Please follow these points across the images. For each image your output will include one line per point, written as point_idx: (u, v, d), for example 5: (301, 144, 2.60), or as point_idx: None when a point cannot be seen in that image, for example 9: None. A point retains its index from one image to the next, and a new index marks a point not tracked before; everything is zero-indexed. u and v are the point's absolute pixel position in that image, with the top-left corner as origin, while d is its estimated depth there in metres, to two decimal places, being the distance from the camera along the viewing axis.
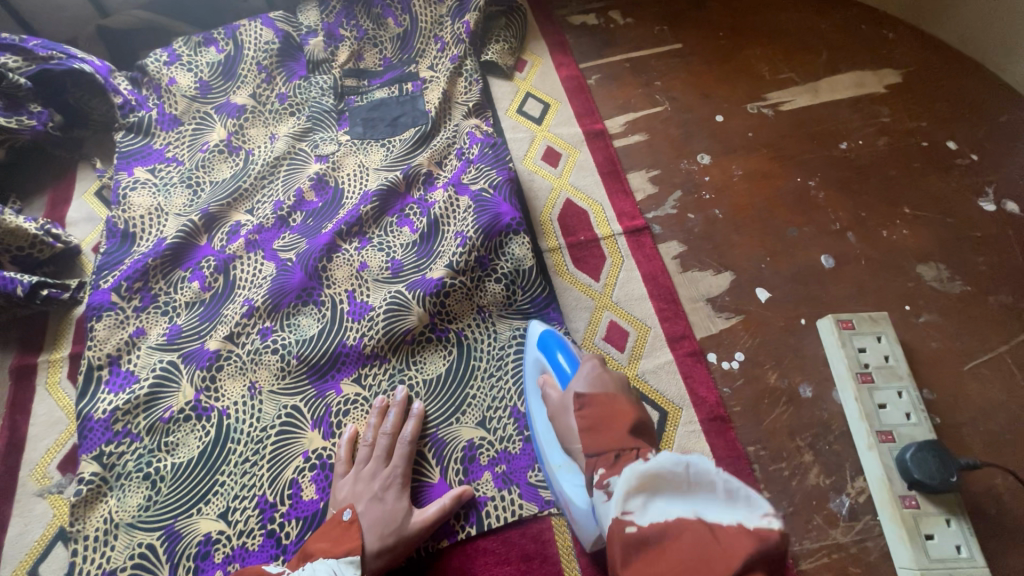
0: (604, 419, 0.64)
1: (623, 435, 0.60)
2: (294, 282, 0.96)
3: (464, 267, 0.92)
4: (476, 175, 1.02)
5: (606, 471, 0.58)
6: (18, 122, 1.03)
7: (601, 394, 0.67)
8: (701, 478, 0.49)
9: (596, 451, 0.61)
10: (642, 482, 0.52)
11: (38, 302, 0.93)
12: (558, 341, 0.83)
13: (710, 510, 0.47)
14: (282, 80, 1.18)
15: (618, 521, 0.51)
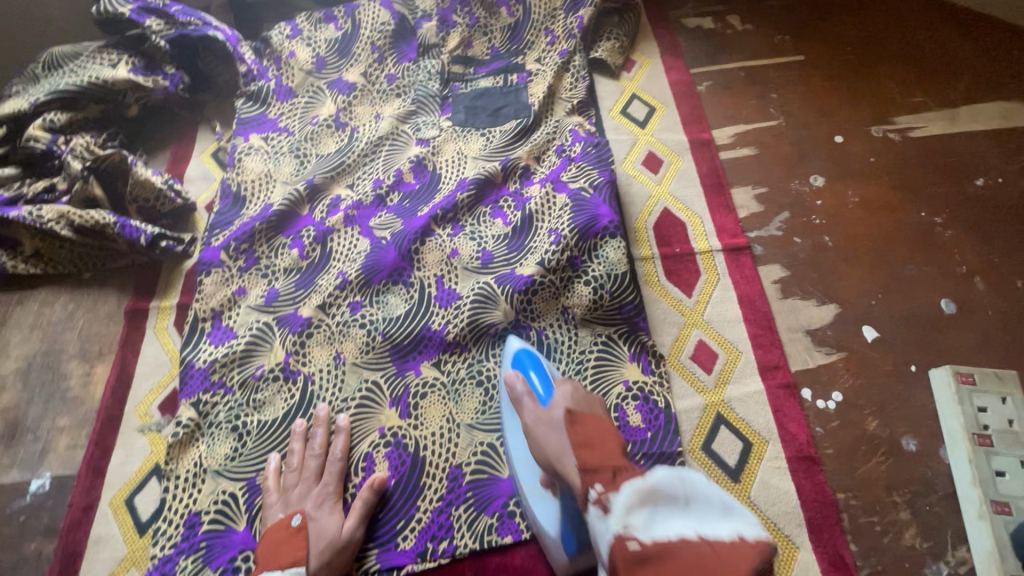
0: (596, 439, 0.66)
1: (618, 458, 0.63)
2: (387, 260, 0.99)
3: (555, 265, 0.91)
4: (577, 174, 1.00)
5: (603, 487, 0.59)
6: (153, 82, 1.11)
7: (591, 416, 0.69)
8: (698, 495, 0.55)
9: (590, 468, 0.62)
10: (641, 498, 0.56)
11: (156, 252, 1.00)
12: (529, 359, 0.84)
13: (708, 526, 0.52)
14: (392, 62, 1.21)
15: (618, 536, 0.53)
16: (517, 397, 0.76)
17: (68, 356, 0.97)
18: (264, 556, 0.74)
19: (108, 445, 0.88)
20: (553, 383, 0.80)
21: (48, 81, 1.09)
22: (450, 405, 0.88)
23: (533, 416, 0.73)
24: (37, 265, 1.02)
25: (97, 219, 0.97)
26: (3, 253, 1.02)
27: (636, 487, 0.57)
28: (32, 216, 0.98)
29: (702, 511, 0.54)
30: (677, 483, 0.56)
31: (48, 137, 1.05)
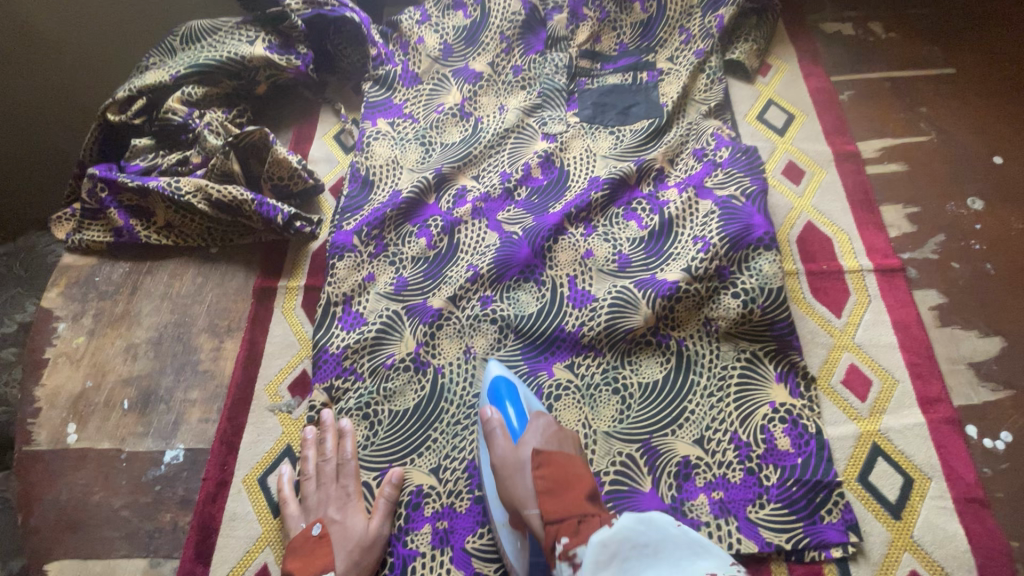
0: (566, 481, 0.70)
1: (580, 503, 0.67)
2: (520, 256, 0.97)
3: (702, 274, 0.88)
4: (725, 180, 0.96)
5: (568, 540, 0.65)
6: (287, 61, 1.11)
7: (557, 457, 0.72)
8: (663, 541, 0.63)
9: (555, 518, 0.66)
10: (609, 551, 0.62)
11: (289, 232, 1.00)
12: (507, 390, 0.84)
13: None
14: (519, 53, 1.18)
15: None
16: (489, 431, 0.78)
17: (198, 328, 0.97)
18: (297, 568, 0.74)
19: (240, 422, 0.88)
20: (527, 415, 0.82)
21: (186, 54, 1.09)
22: (586, 410, 0.86)
23: (501, 453, 0.76)
24: (168, 237, 1.04)
25: (234, 195, 0.97)
26: (138, 222, 1.04)
27: (604, 539, 0.63)
28: (171, 188, 0.99)
29: (672, 555, 0.62)
30: (646, 529, 0.64)
31: (184, 109, 1.06)
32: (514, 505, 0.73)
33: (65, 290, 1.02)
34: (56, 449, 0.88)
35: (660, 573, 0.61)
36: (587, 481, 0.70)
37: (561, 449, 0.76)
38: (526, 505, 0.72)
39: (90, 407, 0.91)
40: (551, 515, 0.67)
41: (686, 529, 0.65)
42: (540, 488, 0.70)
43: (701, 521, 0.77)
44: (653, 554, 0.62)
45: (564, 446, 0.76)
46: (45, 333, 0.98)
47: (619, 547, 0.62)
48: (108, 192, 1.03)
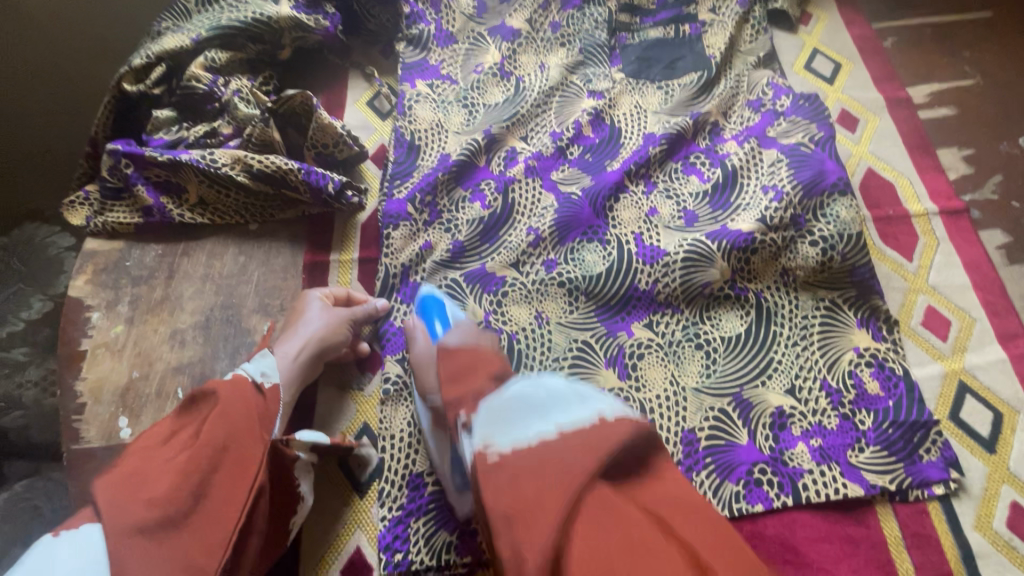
0: (469, 367, 0.69)
1: (483, 383, 0.66)
2: (582, 216, 0.93)
3: (777, 223, 0.86)
4: (789, 129, 0.94)
5: (467, 414, 0.63)
6: (315, 22, 1.04)
7: (466, 349, 0.72)
8: (556, 396, 0.61)
9: (454, 400, 0.65)
10: (501, 414, 0.60)
11: (339, 205, 0.96)
12: (437, 304, 0.82)
13: (567, 420, 0.57)
14: (556, 8, 1.14)
15: (480, 451, 0.56)
16: (411, 335, 0.81)
17: (248, 310, 0.91)
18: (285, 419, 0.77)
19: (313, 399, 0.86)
20: (452, 325, 0.79)
21: (207, 16, 1.01)
22: (670, 367, 0.84)
23: (421, 350, 0.79)
24: (203, 214, 0.97)
25: (279, 165, 0.92)
26: (169, 200, 0.97)
27: (492, 406, 0.62)
28: (207, 161, 0.92)
29: (564, 404, 0.60)
30: (536, 391, 0.62)
31: (209, 76, 0.98)
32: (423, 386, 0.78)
33: (93, 277, 0.93)
34: (111, 445, 0.81)
35: (545, 421, 0.58)
36: (493, 366, 0.69)
37: (479, 345, 0.73)
38: (430, 391, 0.77)
39: (141, 399, 0.84)
40: (451, 395, 0.66)
41: (575, 387, 0.63)
42: (444, 373, 0.69)
43: (804, 469, 0.76)
44: (541, 408, 0.59)
45: (482, 342, 0.74)
46: (78, 323, 0.90)
47: (508, 410, 0.60)
48: (136, 168, 0.95)
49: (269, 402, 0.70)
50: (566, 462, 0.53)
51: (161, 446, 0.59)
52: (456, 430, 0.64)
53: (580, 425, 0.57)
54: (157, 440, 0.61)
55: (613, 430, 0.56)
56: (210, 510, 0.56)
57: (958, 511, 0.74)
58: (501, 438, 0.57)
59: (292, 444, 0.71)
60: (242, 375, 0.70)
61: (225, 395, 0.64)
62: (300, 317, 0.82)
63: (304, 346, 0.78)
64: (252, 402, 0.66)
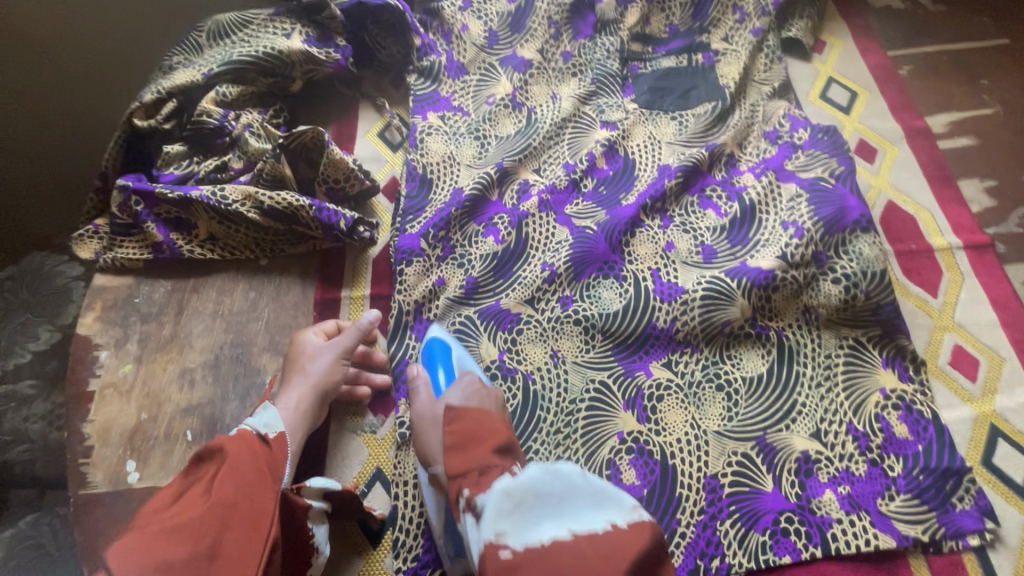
0: (475, 435, 0.68)
1: (487, 456, 0.66)
2: (598, 252, 0.92)
3: (799, 260, 0.84)
4: (809, 162, 0.91)
5: (470, 491, 0.63)
6: (326, 54, 1.04)
7: (472, 411, 0.71)
8: (570, 489, 0.61)
9: (458, 472, 0.65)
10: (515, 503, 0.60)
11: (352, 242, 0.96)
12: (439, 346, 0.83)
13: (580, 522, 0.58)
14: (568, 38, 1.14)
15: (491, 544, 0.58)
16: (414, 388, 0.78)
17: (258, 349, 0.90)
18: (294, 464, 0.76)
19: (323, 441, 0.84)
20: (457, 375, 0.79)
21: (218, 50, 1.01)
22: (691, 409, 0.82)
23: (423, 407, 0.76)
24: (213, 249, 0.96)
25: (289, 201, 0.91)
26: (179, 236, 0.96)
27: (509, 488, 0.61)
28: (215, 197, 0.91)
29: (576, 504, 0.60)
30: (553, 480, 0.62)
31: (220, 111, 0.98)
32: (424, 457, 0.74)
33: (102, 315, 0.92)
34: (117, 491, 0.79)
35: (559, 522, 0.58)
36: (499, 434, 0.69)
37: (483, 407, 0.72)
38: (434, 461, 0.72)
39: (148, 442, 0.83)
40: (454, 468, 0.66)
41: (592, 478, 0.63)
42: (448, 442, 0.68)
43: (832, 519, 0.74)
44: (556, 507, 0.60)
45: (487, 403, 0.73)
46: (85, 363, 0.87)
47: (525, 497, 0.60)
48: (145, 204, 0.95)
49: (276, 455, 0.70)
50: (587, 569, 0.54)
51: (170, 508, 0.59)
52: (455, 502, 0.65)
53: (594, 533, 0.57)
54: (164, 504, 0.61)
55: (630, 538, 0.56)
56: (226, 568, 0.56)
57: (995, 563, 0.72)
58: (515, 536, 0.58)
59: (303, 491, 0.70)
60: (245, 430, 0.70)
61: (234, 451, 0.65)
62: (299, 361, 0.81)
63: (305, 393, 0.78)
64: (260, 452, 0.67)
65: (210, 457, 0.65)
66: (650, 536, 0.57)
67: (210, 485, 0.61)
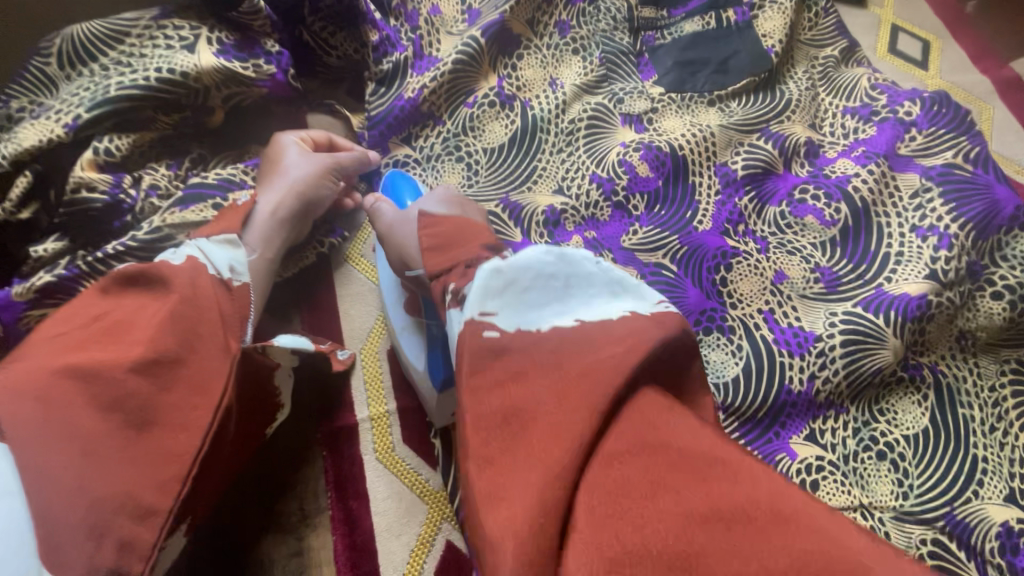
0: (452, 239, 0.55)
1: (477, 251, 0.52)
2: (690, 302, 0.70)
3: (953, 278, 0.66)
4: (929, 143, 0.74)
5: (458, 284, 0.50)
6: (255, 69, 0.71)
7: (454, 219, 0.57)
8: (577, 273, 0.48)
9: (442, 269, 0.53)
10: (506, 282, 0.48)
11: (312, 249, 0.75)
12: (404, 181, 0.73)
13: (591, 313, 0.46)
14: (562, 2, 0.86)
15: (476, 324, 0.45)
16: (375, 209, 0.66)
17: (252, 528, 0.63)
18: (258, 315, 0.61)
19: None
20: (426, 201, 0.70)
21: (81, 83, 0.67)
22: (857, 494, 0.63)
23: (392, 218, 0.64)
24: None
25: (233, 173, 0.71)
26: None
27: (500, 266, 0.48)
28: (143, 232, 0.64)
29: (585, 292, 0.48)
30: (558, 260, 0.49)
31: (108, 176, 0.66)
32: (402, 259, 0.62)
33: None
34: None
35: (562, 307, 0.47)
36: (484, 235, 0.55)
37: (465, 216, 0.59)
38: (414, 261, 0.61)
39: None
40: (437, 266, 0.53)
41: (608, 264, 0.49)
42: (425, 246, 0.55)
43: None
44: (558, 290, 0.48)
45: (466, 211, 0.60)
46: None
47: (519, 276, 0.48)
48: (2, 316, 0.61)
49: (234, 300, 0.55)
50: (597, 376, 0.40)
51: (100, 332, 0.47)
52: (439, 300, 0.52)
53: (607, 322, 0.44)
54: (76, 324, 0.48)
55: (650, 327, 0.43)
56: (160, 443, 0.45)
57: None
58: (506, 317, 0.46)
59: (271, 350, 0.59)
60: (201, 262, 0.55)
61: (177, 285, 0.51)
62: (276, 166, 0.69)
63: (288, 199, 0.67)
64: (212, 324, 0.51)
65: (145, 278, 0.52)
66: (670, 322, 0.43)
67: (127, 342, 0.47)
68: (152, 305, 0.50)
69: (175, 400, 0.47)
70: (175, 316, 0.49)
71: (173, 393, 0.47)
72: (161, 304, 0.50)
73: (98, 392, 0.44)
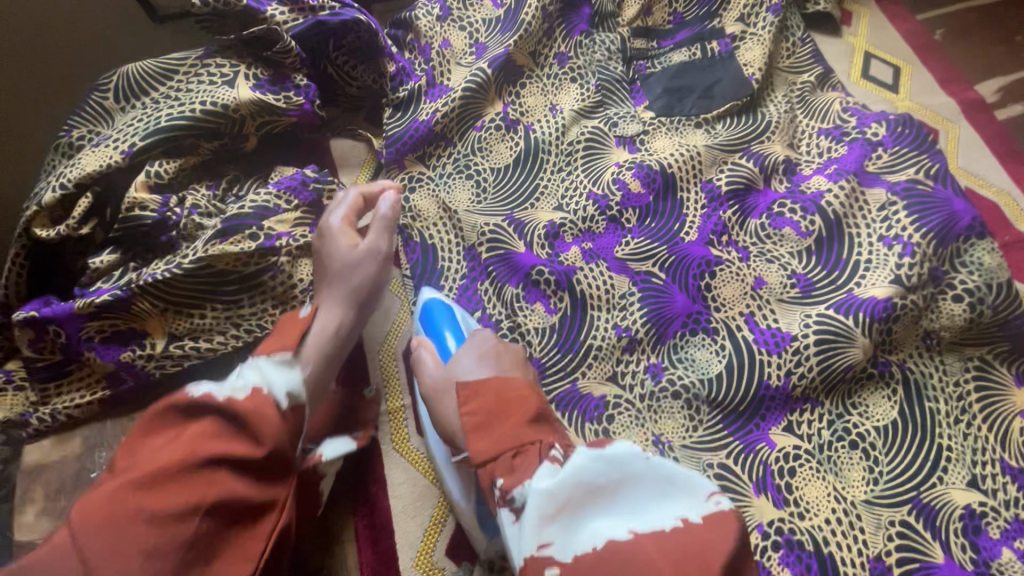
0: (503, 406, 0.55)
1: (521, 431, 0.52)
2: (677, 306, 0.77)
3: (917, 282, 0.72)
4: (895, 160, 0.81)
5: (504, 480, 0.51)
6: (287, 100, 0.80)
7: (492, 381, 0.57)
8: (628, 480, 0.48)
9: (484, 458, 0.52)
10: (557, 510, 0.47)
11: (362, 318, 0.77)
12: (443, 316, 0.74)
13: (643, 520, 0.45)
14: (562, 36, 0.94)
15: (535, 559, 0.46)
16: (417, 358, 0.67)
17: None
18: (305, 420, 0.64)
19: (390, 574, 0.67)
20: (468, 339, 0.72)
21: (134, 114, 0.75)
22: (831, 480, 0.69)
23: (433, 380, 0.64)
24: (186, 349, 0.73)
25: (267, 199, 0.77)
26: (133, 356, 0.72)
27: (551, 489, 0.48)
28: (188, 261, 0.70)
29: (635, 498, 0.47)
30: (606, 469, 0.48)
31: (156, 198, 0.74)
32: (448, 437, 0.62)
33: (47, 506, 0.70)
34: None
35: (597, 462, 0.48)
36: (529, 401, 0.55)
37: (503, 373, 0.59)
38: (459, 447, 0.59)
39: None
40: (479, 454, 0.52)
41: (656, 458, 0.49)
42: (469, 424, 0.55)
43: None
44: (607, 501, 0.47)
45: (510, 372, 0.60)
46: None
47: (568, 495, 0.47)
48: (68, 327, 0.69)
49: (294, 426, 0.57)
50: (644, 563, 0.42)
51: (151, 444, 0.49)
52: (489, 490, 0.53)
53: (660, 531, 0.44)
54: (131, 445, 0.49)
55: (717, 539, 0.43)
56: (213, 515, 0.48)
57: None
58: (543, 496, 0.47)
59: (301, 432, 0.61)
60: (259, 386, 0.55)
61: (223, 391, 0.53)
62: (331, 253, 0.70)
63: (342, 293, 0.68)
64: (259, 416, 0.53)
65: None
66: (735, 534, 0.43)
67: (196, 472, 0.47)
68: (218, 426, 0.51)
69: (224, 480, 0.49)
70: (220, 420, 0.51)
71: (222, 475, 0.49)
72: (206, 416, 0.51)
73: (152, 490, 0.45)
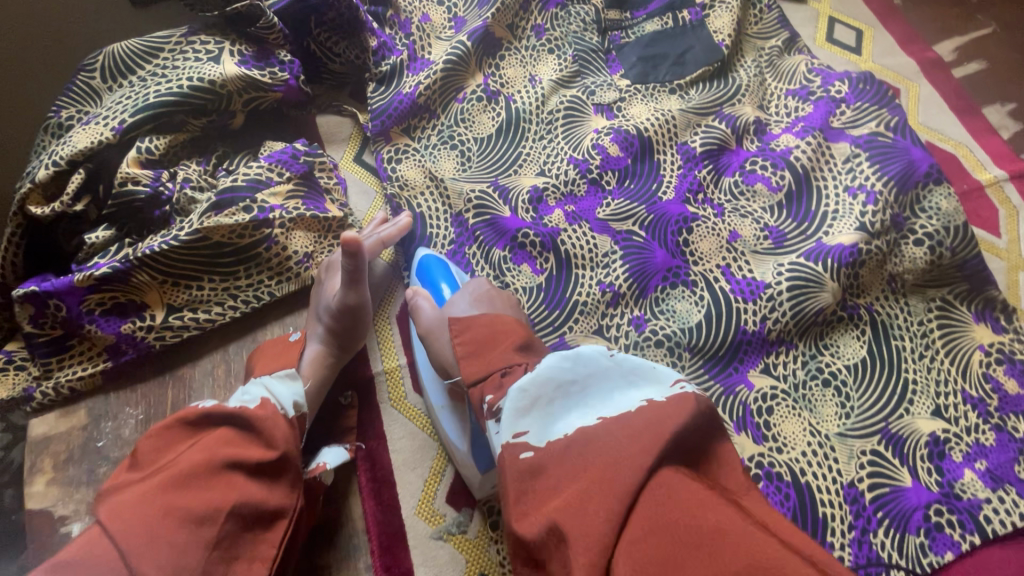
0: (486, 337, 0.59)
1: (508, 355, 0.56)
2: (657, 262, 0.81)
3: (880, 228, 0.77)
4: (857, 117, 0.86)
5: (493, 396, 0.54)
6: (272, 76, 0.82)
7: (485, 317, 0.62)
8: (596, 372, 0.51)
9: (476, 377, 0.56)
10: (531, 403, 0.50)
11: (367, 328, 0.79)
12: (437, 267, 0.79)
13: (610, 408, 0.49)
14: (537, 8, 0.97)
15: (511, 445, 0.48)
16: (416, 304, 0.72)
17: None
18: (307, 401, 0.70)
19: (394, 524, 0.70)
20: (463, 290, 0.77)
21: (123, 92, 0.77)
22: (806, 416, 0.74)
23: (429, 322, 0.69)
24: (184, 320, 0.76)
25: (258, 172, 0.79)
26: (134, 326, 0.74)
27: (525, 386, 0.50)
28: (185, 233, 0.72)
29: (602, 386, 0.51)
30: (575, 365, 0.51)
31: (149, 172, 0.76)
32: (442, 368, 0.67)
33: (57, 475, 0.72)
34: None
35: (586, 411, 0.49)
36: (513, 333, 0.59)
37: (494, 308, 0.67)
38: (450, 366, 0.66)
39: None
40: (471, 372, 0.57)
41: (622, 356, 0.52)
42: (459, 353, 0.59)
43: (982, 498, 0.69)
44: (577, 395, 0.50)
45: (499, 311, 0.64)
46: (54, 547, 0.68)
47: (542, 391, 0.50)
48: (68, 300, 0.71)
49: (297, 435, 0.62)
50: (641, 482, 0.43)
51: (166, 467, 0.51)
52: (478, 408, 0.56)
53: (626, 414, 0.47)
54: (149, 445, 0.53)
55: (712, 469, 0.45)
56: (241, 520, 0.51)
57: None
58: (538, 431, 0.48)
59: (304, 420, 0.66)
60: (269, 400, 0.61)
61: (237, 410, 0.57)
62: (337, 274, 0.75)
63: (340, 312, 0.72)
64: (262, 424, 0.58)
65: None
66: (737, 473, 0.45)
67: (211, 472, 0.51)
68: (229, 435, 0.55)
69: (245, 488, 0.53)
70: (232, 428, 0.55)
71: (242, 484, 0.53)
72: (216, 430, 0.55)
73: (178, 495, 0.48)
